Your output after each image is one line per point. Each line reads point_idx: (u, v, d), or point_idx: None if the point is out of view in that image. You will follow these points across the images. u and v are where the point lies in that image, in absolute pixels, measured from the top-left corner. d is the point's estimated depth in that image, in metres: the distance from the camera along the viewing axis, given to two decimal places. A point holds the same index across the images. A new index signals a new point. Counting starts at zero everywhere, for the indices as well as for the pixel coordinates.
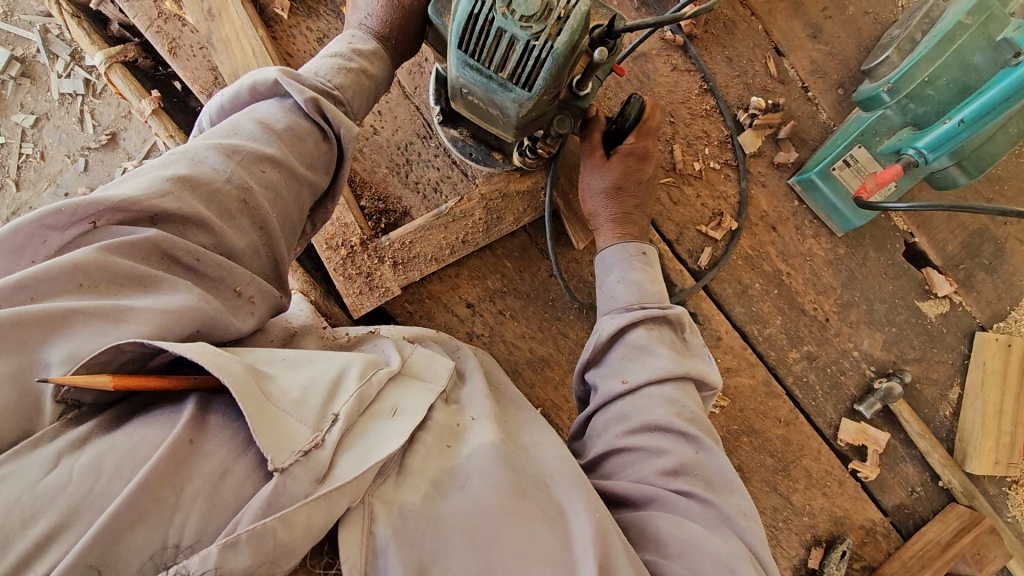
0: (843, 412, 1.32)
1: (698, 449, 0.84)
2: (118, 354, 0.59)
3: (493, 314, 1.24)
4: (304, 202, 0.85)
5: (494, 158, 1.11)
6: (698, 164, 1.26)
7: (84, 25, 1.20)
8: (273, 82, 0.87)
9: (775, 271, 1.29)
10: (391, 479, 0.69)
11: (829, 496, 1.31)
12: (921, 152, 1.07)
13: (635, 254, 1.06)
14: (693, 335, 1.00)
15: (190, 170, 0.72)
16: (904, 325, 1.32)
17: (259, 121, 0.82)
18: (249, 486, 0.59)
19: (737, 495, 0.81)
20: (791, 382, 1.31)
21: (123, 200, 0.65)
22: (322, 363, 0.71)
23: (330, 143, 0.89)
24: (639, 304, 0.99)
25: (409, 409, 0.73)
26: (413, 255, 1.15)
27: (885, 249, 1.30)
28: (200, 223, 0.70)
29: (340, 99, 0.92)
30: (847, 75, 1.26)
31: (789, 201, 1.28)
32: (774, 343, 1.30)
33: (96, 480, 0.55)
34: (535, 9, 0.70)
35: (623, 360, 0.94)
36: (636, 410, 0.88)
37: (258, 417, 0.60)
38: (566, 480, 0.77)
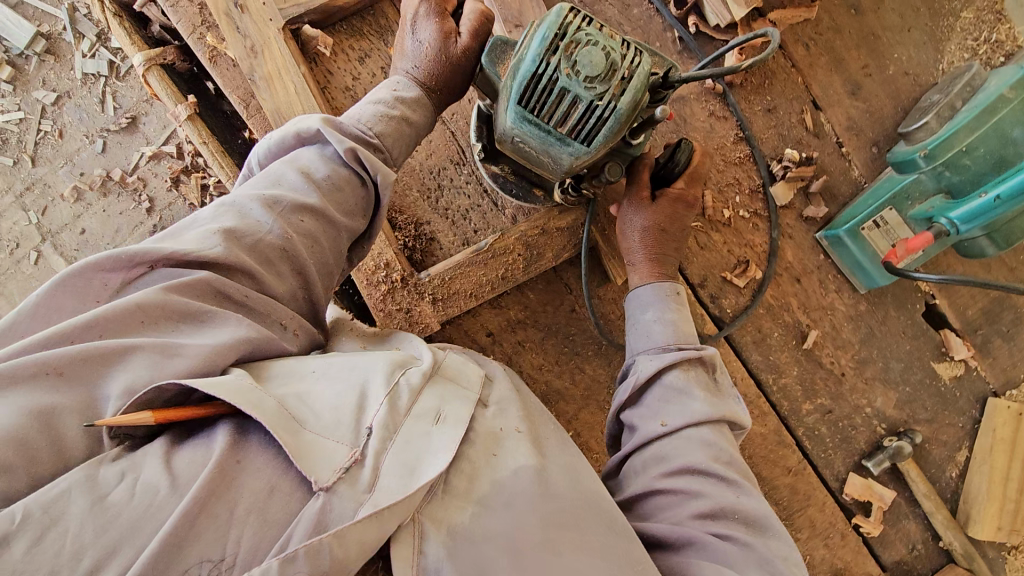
0: (851, 466, 1.33)
1: (739, 494, 0.81)
2: (161, 393, 0.60)
3: (512, 344, 1.24)
4: (343, 247, 0.84)
5: (533, 194, 1.14)
6: (728, 212, 1.26)
7: (125, 24, 1.19)
8: (317, 131, 0.85)
9: (795, 322, 1.30)
10: (436, 495, 0.65)
11: (831, 548, 1.31)
12: (954, 223, 1.07)
13: (670, 294, 1.04)
14: (724, 377, 0.98)
15: (237, 222, 0.73)
16: (917, 385, 1.33)
17: (302, 171, 0.81)
18: (296, 502, 0.58)
19: (777, 538, 0.79)
20: (802, 433, 1.32)
21: (175, 252, 0.67)
22: (348, 376, 0.69)
23: (369, 188, 0.87)
24: (676, 344, 0.97)
25: (451, 416, 0.70)
26: (452, 291, 1.15)
27: (906, 308, 1.31)
28: (247, 272, 0.71)
29: (379, 147, 0.90)
30: (882, 134, 1.27)
31: (815, 255, 1.29)
32: (789, 393, 1.31)
33: (154, 498, 0.54)
34: (602, 69, 0.73)
35: (660, 402, 0.91)
36: (676, 452, 0.85)
37: (296, 443, 0.60)
38: (605, 513, 0.72)
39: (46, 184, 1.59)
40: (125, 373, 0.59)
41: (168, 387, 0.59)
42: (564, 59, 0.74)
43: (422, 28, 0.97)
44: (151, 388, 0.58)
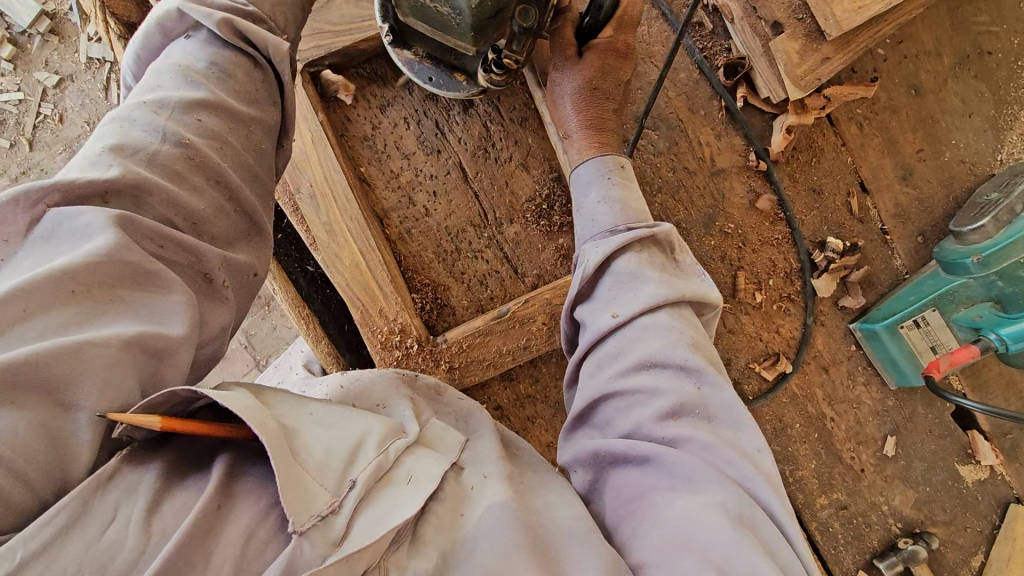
0: (861, 563, 1.27)
1: (698, 383, 0.71)
2: (171, 399, 0.53)
3: (520, 419, 1.17)
4: (261, 144, 0.75)
5: (456, 80, 0.90)
6: (760, 295, 1.18)
7: None
8: (179, 13, 0.76)
9: (819, 414, 1.23)
10: (403, 548, 0.59)
11: None
12: (1003, 339, 1.02)
13: (612, 168, 0.92)
14: (686, 255, 0.86)
15: (122, 138, 0.62)
16: (939, 486, 1.27)
17: (179, 65, 0.71)
18: (272, 549, 0.52)
19: (746, 431, 0.69)
20: (814, 527, 1.26)
21: (67, 180, 0.56)
22: (344, 423, 0.63)
23: (265, 70, 0.78)
24: (625, 224, 0.84)
25: (423, 475, 0.63)
26: (470, 359, 1.07)
27: (935, 407, 1.25)
28: (156, 192, 0.60)
29: (255, 14, 0.79)
30: (930, 224, 1.19)
31: (846, 345, 1.22)
32: (804, 486, 1.25)
33: (144, 542, 0.49)
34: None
35: (612, 288, 0.80)
36: (629, 345, 0.75)
37: (286, 475, 0.53)
38: (577, 536, 0.62)
39: None
40: (88, 374, 0.50)
41: (181, 393, 0.53)
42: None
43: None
44: (162, 394, 0.52)
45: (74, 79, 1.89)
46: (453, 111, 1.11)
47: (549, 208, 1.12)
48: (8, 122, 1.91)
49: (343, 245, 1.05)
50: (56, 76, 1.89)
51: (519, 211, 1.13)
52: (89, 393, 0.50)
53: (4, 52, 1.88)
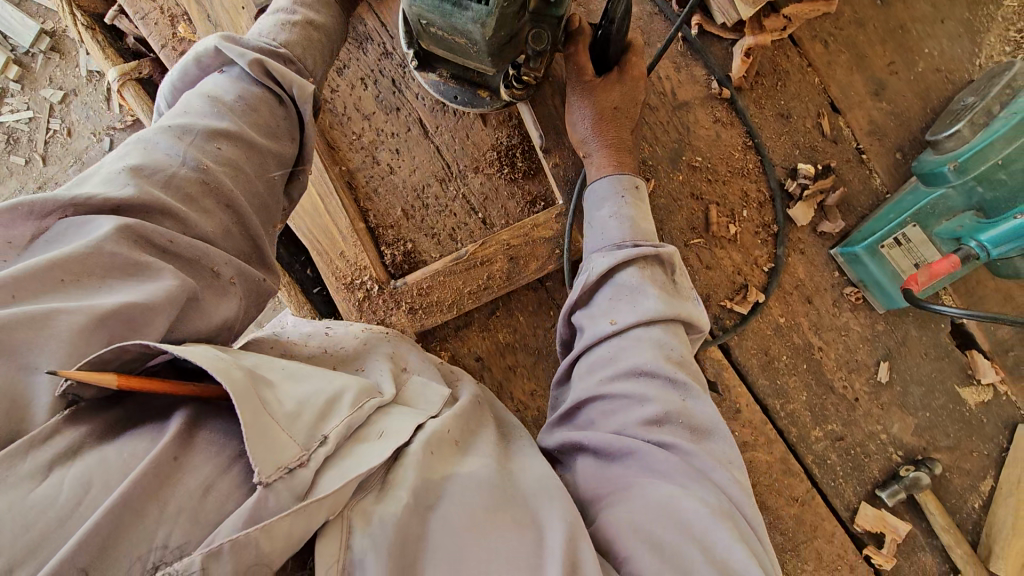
0: (863, 495, 1.24)
1: (684, 396, 0.77)
2: (121, 356, 0.52)
3: (501, 369, 1.18)
4: (273, 177, 0.78)
5: (481, 97, 1.01)
6: (733, 227, 1.17)
7: (99, 37, 1.15)
8: (215, 50, 0.81)
9: (807, 345, 1.21)
10: (370, 496, 0.58)
11: None
12: (984, 246, 0.97)
13: (628, 187, 0.97)
14: (684, 278, 0.92)
15: (143, 158, 0.66)
16: (939, 410, 1.23)
17: (209, 96, 0.76)
18: (234, 499, 0.51)
19: (722, 443, 0.74)
20: (811, 460, 1.24)
21: (80, 196, 0.60)
22: (320, 381, 0.63)
23: (288, 108, 0.83)
24: (631, 241, 0.90)
25: (396, 430, 0.64)
26: (430, 302, 1.09)
27: (929, 328, 1.21)
28: (166, 210, 0.63)
29: (288, 56, 0.85)
30: (907, 139, 1.16)
31: (829, 272, 1.19)
32: (797, 420, 1.23)
33: (83, 494, 0.47)
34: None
35: (612, 300, 0.86)
36: (624, 352, 0.81)
37: (254, 422, 0.52)
38: (547, 499, 0.66)
39: None
40: (49, 342, 0.50)
41: (132, 348, 0.51)
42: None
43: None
44: (111, 350, 0.50)
45: (77, 94, 1.88)
46: (409, 67, 1.12)
47: (512, 156, 1.13)
48: (23, 140, 1.89)
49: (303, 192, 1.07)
50: (61, 92, 1.88)
51: (483, 162, 1.14)
52: (45, 361, 0.50)
53: (12, 74, 1.88)
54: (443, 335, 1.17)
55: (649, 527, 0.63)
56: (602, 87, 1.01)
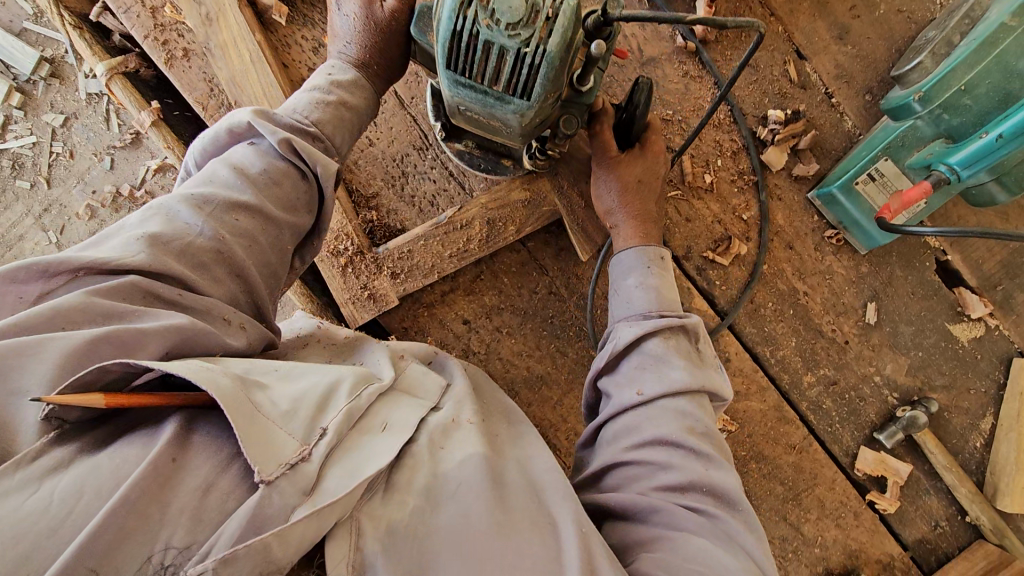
0: (861, 440, 1.24)
1: (708, 467, 0.73)
2: (104, 375, 0.55)
3: (489, 330, 1.20)
4: (285, 246, 0.80)
5: (504, 165, 1.07)
6: (708, 176, 1.18)
7: (85, 35, 1.19)
8: (248, 124, 0.82)
9: (792, 290, 1.22)
10: (377, 495, 0.61)
11: (843, 527, 1.24)
12: (954, 169, 0.98)
13: (654, 258, 0.96)
14: (708, 347, 0.89)
15: (162, 226, 0.68)
16: (932, 349, 1.22)
17: (235, 167, 0.78)
18: (235, 499, 0.53)
19: (747, 513, 0.72)
20: (806, 407, 1.23)
21: (94, 262, 0.63)
22: (314, 375, 0.66)
23: (310, 180, 0.83)
24: (658, 311, 0.88)
25: (399, 423, 0.67)
26: (411, 266, 1.12)
27: (914, 267, 1.21)
28: (175, 279, 0.66)
29: (316, 134, 0.85)
30: (876, 80, 1.17)
31: (808, 216, 1.21)
32: (788, 366, 1.23)
33: (76, 503, 0.49)
34: (522, 13, 0.66)
35: (636, 368, 0.83)
36: (646, 423, 0.77)
37: (248, 427, 0.55)
38: (558, 492, 0.68)
39: (63, 205, 1.73)
40: (34, 367, 0.53)
41: (112, 367, 0.54)
42: (480, 10, 0.67)
43: (345, 1, 0.94)
44: (92, 371, 0.53)
45: None
46: None
47: None
48: None
49: None
50: None
51: None
52: (37, 386, 0.53)
53: None
54: (430, 302, 1.19)
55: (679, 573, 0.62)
56: (624, 164, 1.01)
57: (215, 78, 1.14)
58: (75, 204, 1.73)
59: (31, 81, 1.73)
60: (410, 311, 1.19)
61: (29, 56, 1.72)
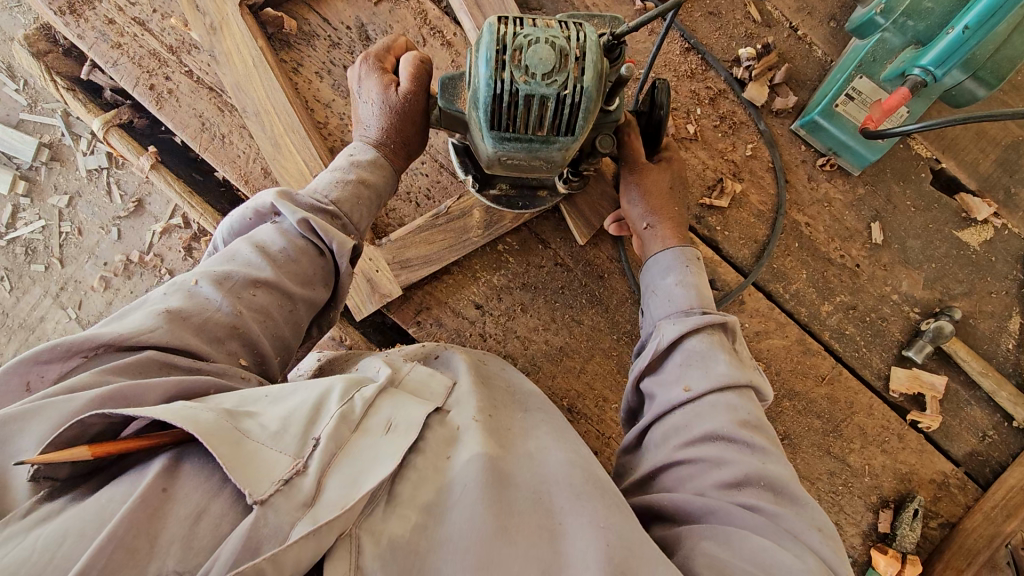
0: (891, 360, 1.23)
1: (763, 459, 0.73)
2: (88, 428, 0.56)
3: (503, 311, 1.21)
4: (300, 320, 0.82)
5: (541, 197, 1.11)
6: (691, 126, 1.21)
7: (79, 97, 1.26)
8: (272, 204, 0.85)
9: (793, 223, 1.23)
10: (378, 509, 0.60)
11: (890, 452, 1.23)
12: (928, 70, 0.98)
13: (692, 259, 0.98)
14: (745, 350, 0.89)
15: (184, 302, 0.72)
16: (944, 259, 1.22)
17: (257, 245, 0.80)
18: (228, 523, 0.53)
19: (811, 507, 0.70)
20: (828, 336, 1.23)
21: (117, 335, 0.65)
22: (305, 385, 0.66)
23: (327, 259, 0.85)
24: (700, 308, 0.90)
25: (407, 423, 0.66)
26: (408, 258, 1.16)
27: (911, 180, 1.22)
28: (190, 351, 0.68)
29: (335, 213, 0.87)
30: (837, 6, 1.20)
31: (795, 147, 1.23)
32: (803, 299, 1.23)
33: (60, 545, 0.49)
34: (554, 61, 0.69)
35: (682, 366, 0.84)
36: (695, 419, 0.78)
37: (233, 455, 0.55)
38: (563, 486, 0.67)
39: (77, 280, 1.79)
40: (34, 430, 0.55)
41: (93, 420, 0.55)
42: (515, 69, 0.70)
43: (365, 87, 0.94)
44: (72, 425, 0.54)
45: None
46: (357, 51, 1.19)
47: None
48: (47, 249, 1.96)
49: (287, 156, 1.11)
50: None
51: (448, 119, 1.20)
52: (32, 445, 0.55)
53: None
54: (440, 292, 1.21)
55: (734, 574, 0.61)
56: (650, 175, 1.05)
57: (204, 113, 1.19)
58: (89, 278, 1.79)
59: (34, 167, 1.79)
60: (421, 301, 1.21)
61: (29, 143, 1.78)
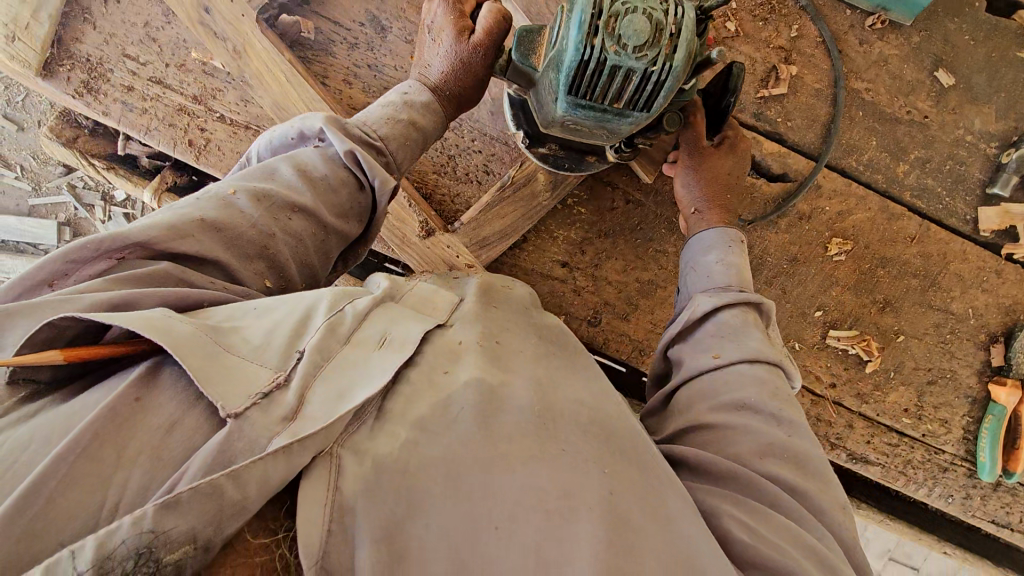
0: (976, 202, 1.23)
1: (788, 432, 0.73)
2: (66, 331, 0.56)
3: (589, 262, 1.24)
4: (328, 250, 0.84)
5: (588, 161, 1.07)
6: (731, 23, 1.16)
7: (119, 172, 1.28)
8: (320, 128, 0.86)
9: (854, 92, 1.20)
10: (366, 427, 0.56)
11: (990, 290, 1.25)
12: None
13: (735, 241, 0.97)
14: (775, 330, 0.90)
15: (217, 211, 0.72)
16: (1013, 86, 1.19)
17: (298, 167, 0.82)
18: (199, 436, 0.52)
19: (832, 485, 0.71)
20: (910, 196, 1.23)
21: (147, 240, 0.65)
22: (300, 299, 0.65)
23: (365, 193, 0.87)
24: (738, 287, 0.90)
25: (401, 340, 0.64)
26: (486, 238, 1.17)
27: (966, 15, 1.17)
28: (214, 263, 0.70)
29: (382, 150, 0.88)
30: None
31: (841, 13, 1.18)
32: (878, 166, 1.22)
33: (22, 454, 0.50)
34: (648, 35, 0.69)
35: (715, 336, 0.84)
36: (724, 385, 0.78)
37: (208, 362, 0.54)
38: (576, 420, 0.62)
39: None
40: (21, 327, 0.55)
41: (66, 324, 0.55)
42: (607, 37, 0.69)
43: (439, 34, 0.95)
44: (46, 327, 0.54)
45: None
46: (377, 45, 1.16)
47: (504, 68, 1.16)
48: None
49: None
50: None
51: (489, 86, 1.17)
52: (12, 343, 0.55)
53: None
54: (523, 261, 1.24)
55: (761, 542, 0.61)
56: (714, 158, 1.03)
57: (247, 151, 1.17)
58: None
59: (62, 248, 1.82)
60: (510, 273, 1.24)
61: (48, 227, 1.81)
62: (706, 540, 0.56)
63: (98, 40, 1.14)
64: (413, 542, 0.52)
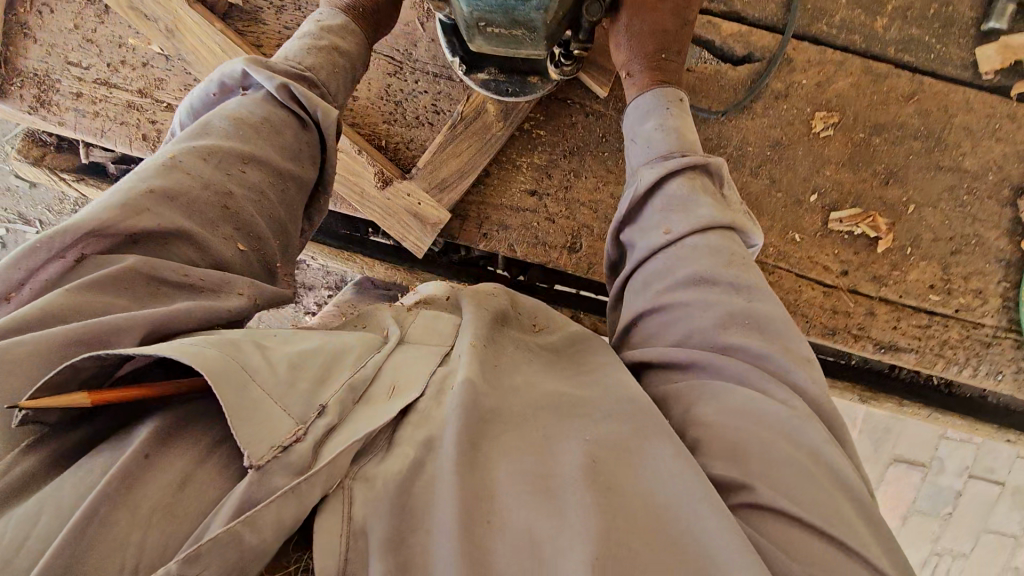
0: (973, 42, 1.11)
1: (746, 297, 0.68)
2: (77, 373, 0.50)
3: (558, 186, 1.18)
4: (292, 202, 0.80)
5: (531, 83, 1.04)
6: None
7: (91, 181, 1.30)
8: (243, 73, 0.83)
9: None
10: (376, 457, 0.53)
11: (1007, 138, 1.13)
12: None
13: (672, 100, 0.90)
14: (730, 190, 0.84)
15: (165, 181, 0.67)
16: None
17: (232, 116, 0.78)
18: (212, 489, 0.49)
19: (795, 336, 0.66)
20: (896, 51, 1.12)
21: (99, 226, 0.60)
22: (322, 339, 0.60)
23: (310, 131, 0.84)
24: (679, 150, 0.82)
25: (409, 379, 0.60)
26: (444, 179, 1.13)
27: None
28: (185, 239, 0.65)
29: (314, 80, 0.86)
30: None
31: None
32: (853, 25, 1.12)
33: (32, 529, 0.45)
34: None
35: (663, 209, 0.78)
36: (678, 262, 0.73)
37: (238, 399, 0.49)
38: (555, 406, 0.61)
39: None
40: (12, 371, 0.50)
41: (81, 365, 0.50)
42: None
43: None
44: (60, 371, 0.49)
45: None
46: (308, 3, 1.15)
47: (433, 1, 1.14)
48: None
49: None
50: None
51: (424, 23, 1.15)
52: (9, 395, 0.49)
53: None
54: (488, 198, 1.19)
55: (760, 455, 0.56)
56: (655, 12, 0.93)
57: None
58: None
59: None
60: (478, 213, 1.19)
61: None
62: (703, 492, 0.52)
63: (41, 52, 1.16)
64: (422, 557, 0.48)
